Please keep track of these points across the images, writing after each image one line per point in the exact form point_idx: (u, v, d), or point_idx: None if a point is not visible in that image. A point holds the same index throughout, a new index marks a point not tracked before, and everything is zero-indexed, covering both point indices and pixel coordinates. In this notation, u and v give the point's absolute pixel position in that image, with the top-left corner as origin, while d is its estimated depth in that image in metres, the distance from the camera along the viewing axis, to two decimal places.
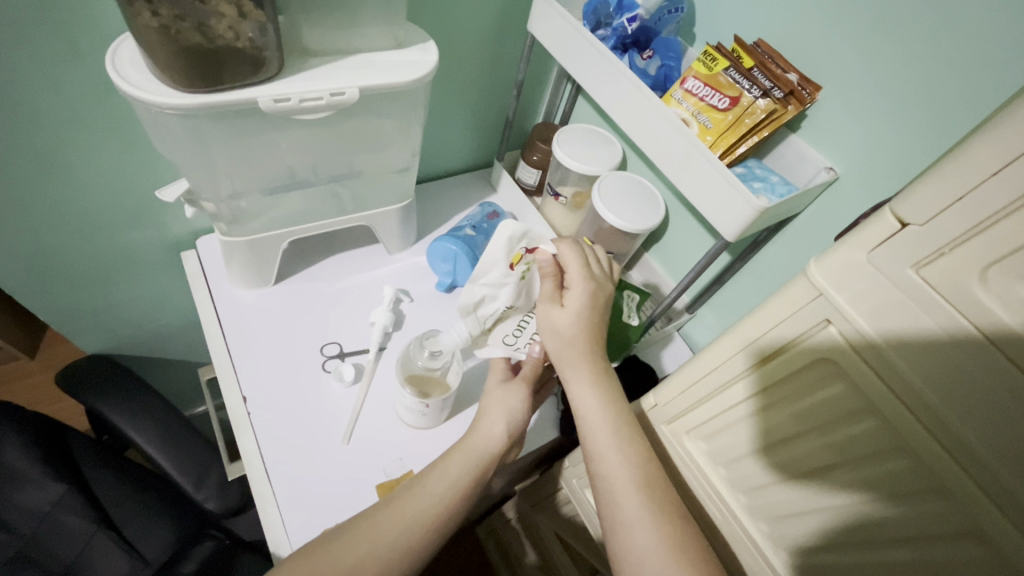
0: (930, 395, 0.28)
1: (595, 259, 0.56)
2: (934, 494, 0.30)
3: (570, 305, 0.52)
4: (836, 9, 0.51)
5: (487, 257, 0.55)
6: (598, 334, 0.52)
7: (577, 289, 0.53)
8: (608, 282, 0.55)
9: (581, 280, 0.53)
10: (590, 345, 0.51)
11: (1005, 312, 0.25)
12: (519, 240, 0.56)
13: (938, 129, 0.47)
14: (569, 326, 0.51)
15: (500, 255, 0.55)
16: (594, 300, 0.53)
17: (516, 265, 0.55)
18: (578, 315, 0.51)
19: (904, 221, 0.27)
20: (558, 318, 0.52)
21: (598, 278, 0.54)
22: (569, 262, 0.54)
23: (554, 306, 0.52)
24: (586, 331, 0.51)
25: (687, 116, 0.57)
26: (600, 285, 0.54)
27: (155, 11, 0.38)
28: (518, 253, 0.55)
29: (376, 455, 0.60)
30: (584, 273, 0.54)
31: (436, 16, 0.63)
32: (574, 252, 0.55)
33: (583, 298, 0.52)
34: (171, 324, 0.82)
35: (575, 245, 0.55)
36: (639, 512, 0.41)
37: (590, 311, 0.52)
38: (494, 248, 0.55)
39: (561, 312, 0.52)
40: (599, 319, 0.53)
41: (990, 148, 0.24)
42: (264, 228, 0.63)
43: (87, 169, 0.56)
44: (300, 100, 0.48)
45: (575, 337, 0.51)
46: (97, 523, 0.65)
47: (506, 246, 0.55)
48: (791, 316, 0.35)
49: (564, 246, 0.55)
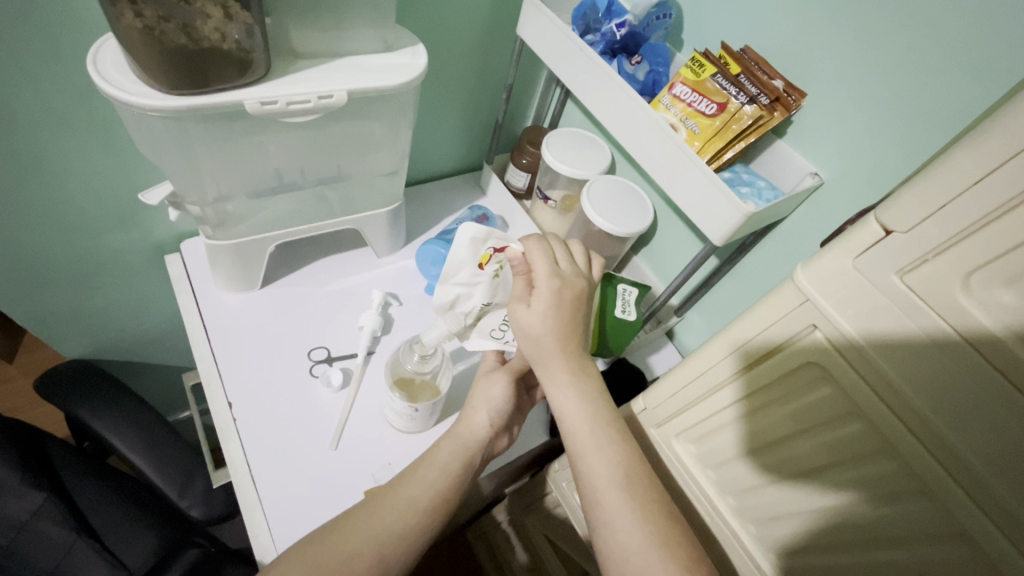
0: (913, 398, 0.29)
1: (565, 255, 0.51)
2: (920, 494, 0.30)
3: (538, 305, 0.48)
4: (820, 19, 0.52)
5: (453, 259, 0.53)
6: (572, 333, 0.48)
7: (542, 287, 0.48)
8: (582, 279, 0.50)
9: (547, 278, 0.48)
10: (565, 346, 0.48)
11: (987, 318, 0.25)
12: (486, 240, 0.53)
13: (920, 136, 0.48)
14: (539, 328, 0.47)
15: (466, 256, 0.53)
16: (562, 298, 0.48)
17: (485, 265, 0.53)
18: (546, 315, 0.47)
19: (888, 228, 0.28)
20: (525, 319, 0.48)
21: (569, 275, 0.50)
22: (534, 259, 0.50)
23: (521, 307, 0.49)
24: (557, 331, 0.47)
25: (675, 122, 0.58)
26: (570, 282, 0.49)
27: (139, 12, 0.37)
28: (485, 253, 0.53)
29: (365, 460, 0.59)
30: (552, 270, 0.49)
31: (425, 20, 0.63)
32: (541, 248, 0.50)
33: (549, 296, 0.48)
34: (155, 328, 0.81)
35: (542, 241, 0.51)
36: (627, 510, 0.41)
37: (559, 310, 0.48)
38: (458, 250, 0.53)
39: (528, 312, 0.48)
40: (572, 319, 0.48)
41: (972, 159, 0.24)
42: (250, 232, 0.62)
43: (67, 171, 0.55)
44: (287, 103, 0.48)
45: (546, 337, 0.47)
46: (77, 531, 0.63)
47: (472, 247, 0.53)
48: (778, 320, 0.35)
49: (530, 244, 0.51)
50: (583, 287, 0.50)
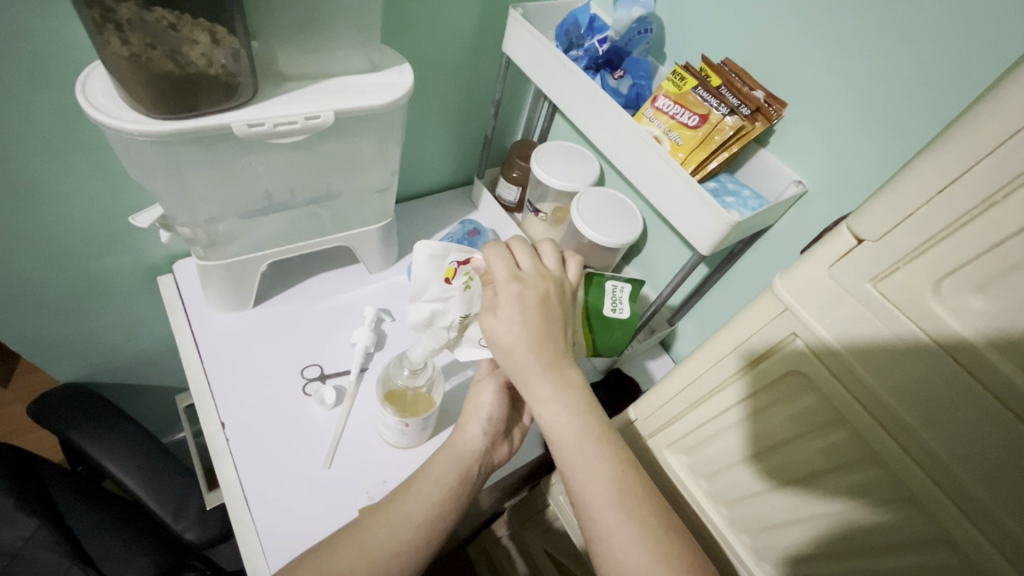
0: (893, 404, 0.29)
1: (527, 257, 0.49)
2: (905, 500, 0.31)
3: (502, 311, 0.46)
4: (795, 31, 0.53)
5: (418, 279, 0.52)
6: (546, 340, 0.46)
7: (503, 293, 0.46)
8: (548, 279, 0.48)
9: (507, 282, 0.47)
10: (541, 354, 0.45)
11: (960, 325, 0.26)
12: (448, 254, 0.52)
13: (898, 143, 0.49)
14: (508, 336, 0.45)
15: (430, 274, 0.52)
16: (526, 301, 0.46)
17: (453, 279, 0.52)
18: (511, 322, 0.45)
19: (860, 237, 0.28)
20: (494, 329, 0.46)
21: (531, 277, 0.47)
22: (494, 265, 0.48)
23: (488, 317, 0.47)
24: (526, 335, 0.45)
25: (659, 134, 0.58)
26: (532, 284, 0.47)
27: (126, 40, 0.38)
28: (449, 268, 0.52)
29: (360, 478, 0.59)
30: (511, 274, 0.47)
31: (410, 40, 0.64)
32: (500, 253, 0.49)
33: (510, 300, 0.46)
34: (149, 350, 0.81)
35: (500, 246, 0.50)
36: (624, 527, 0.40)
37: (525, 314, 0.45)
38: (420, 268, 0.52)
39: (494, 320, 0.46)
40: (541, 321, 0.46)
41: (934, 168, 0.25)
42: (241, 252, 0.62)
43: (59, 197, 0.55)
44: (275, 124, 0.48)
45: (516, 344, 0.45)
46: (71, 557, 0.61)
47: (434, 264, 0.52)
48: (759, 330, 0.35)
49: (489, 251, 0.49)
50: (549, 288, 0.47)
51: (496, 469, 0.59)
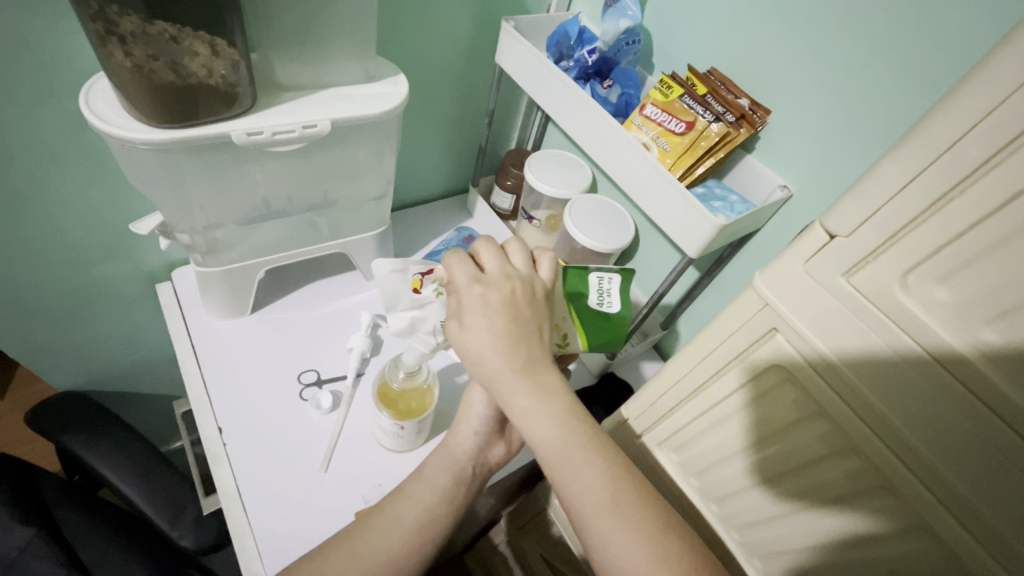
0: (873, 398, 0.30)
1: (490, 258, 0.49)
2: (887, 490, 0.32)
3: (468, 318, 0.45)
4: (775, 43, 0.55)
5: (387, 294, 0.52)
6: (518, 345, 0.44)
7: (465, 297, 0.46)
8: (513, 280, 0.47)
9: (469, 286, 0.46)
10: (518, 360, 0.44)
11: (928, 317, 0.27)
12: (411, 265, 0.53)
13: (876, 148, 0.51)
14: (477, 344, 0.44)
15: (397, 286, 0.52)
16: (489, 303, 0.45)
17: (421, 289, 0.52)
18: (477, 329, 0.44)
19: (832, 234, 0.29)
20: (462, 338, 0.45)
21: (495, 279, 0.47)
22: (454, 271, 0.48)
23: (455, 326, 0.46)
24: (496, 339, 0.44)
25: (647, 141, 0.60)
26: (495, 285, 0.46)
27: (129, 52, 0.40)
28: (414, 279, 0.52)
29: (356, 482, 0.59)
30: (473, 278, 0.47)
31: (404, 51, 0.66)
32: (460, 259, 0.49)
33: (473, 306, 0.45)
34: (147, 358, 0.81)
35: (461, 253, 0.50)
36: (618, 534, 0.40)
37: (490, 318, 0.45)
38: (386, 284, 0.52)
39: (461, 330, 0.46)
40: (508, 323, 0.45)
41: (898, 166, 0.26)
42: (240, 258, 0.63)
43: (61, 205, 0.56)
44: (273, 133, 0.49)
45: (490, 350, 0.44)
46: (65, 565, 0.61)
47: (397, 277, 0.52)
48: (741, 327, 0.36)
49: (450, 258, 0.49)
50: (515, 288, 0.47)
51: (495, 470, 0.60)
